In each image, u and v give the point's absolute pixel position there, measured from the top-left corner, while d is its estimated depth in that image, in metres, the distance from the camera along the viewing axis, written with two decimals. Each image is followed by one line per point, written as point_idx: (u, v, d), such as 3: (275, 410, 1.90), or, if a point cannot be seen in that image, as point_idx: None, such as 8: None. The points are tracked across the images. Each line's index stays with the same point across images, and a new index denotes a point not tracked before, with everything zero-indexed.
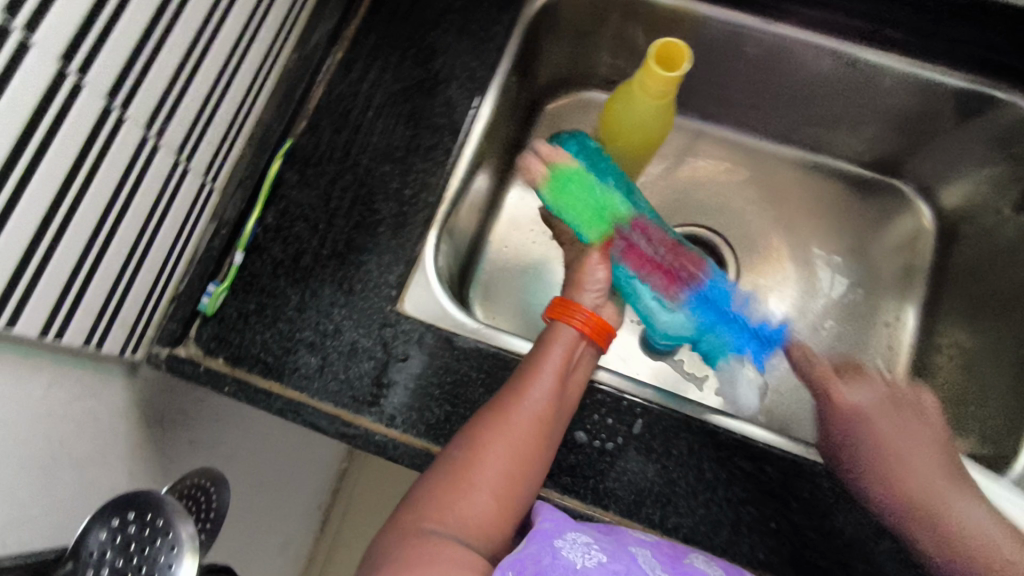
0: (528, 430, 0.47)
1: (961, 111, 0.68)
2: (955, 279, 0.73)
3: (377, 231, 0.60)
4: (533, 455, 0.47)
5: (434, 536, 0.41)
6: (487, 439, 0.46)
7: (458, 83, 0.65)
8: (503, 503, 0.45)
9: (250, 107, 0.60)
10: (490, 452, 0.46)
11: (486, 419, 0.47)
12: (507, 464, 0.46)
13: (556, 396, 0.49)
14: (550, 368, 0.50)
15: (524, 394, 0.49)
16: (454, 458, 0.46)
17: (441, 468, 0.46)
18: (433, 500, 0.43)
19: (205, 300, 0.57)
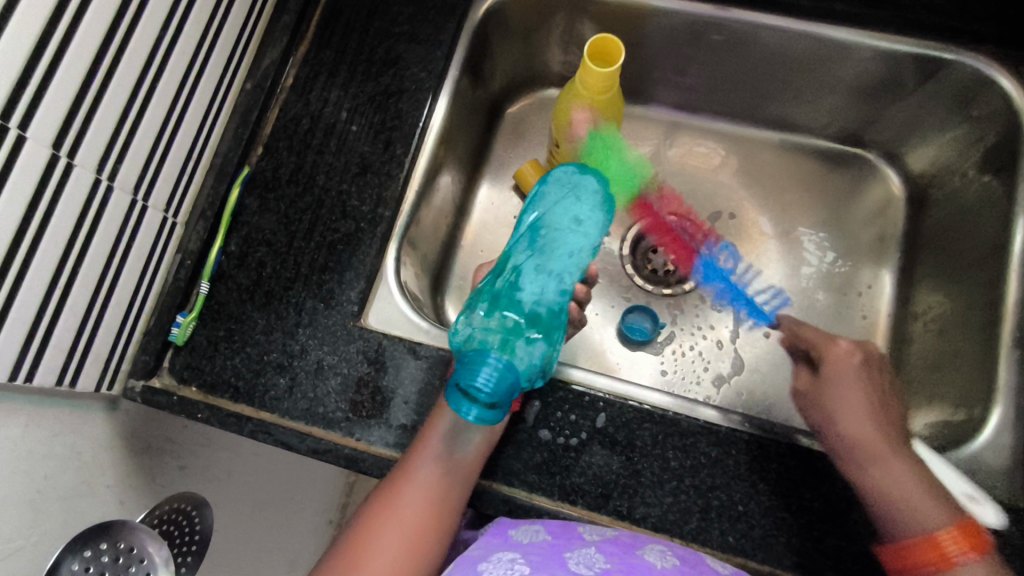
0: (413, 521, 0.50)
1: (917, 76, 0.67)
2: (927, 245, 0.73)
3: (338, 249, 0.61)
4: (427, 534, 0.50)
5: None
6: (375, 532, 0.50)
7: (408, 96, 0.65)
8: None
9: (204, 137, 0.61)
10: (375, 551, 0.49)
11: (376, 510, 0.51)
12: (395, 558, 0.49)
13: (441, 478, 0.51)
14: (428, 454, 0.51)
15: (408, 479, 0.51)
16: (345, 552, 0.50)
17: (335, 557, 0.50)
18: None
19: (175, 330, 0.58)
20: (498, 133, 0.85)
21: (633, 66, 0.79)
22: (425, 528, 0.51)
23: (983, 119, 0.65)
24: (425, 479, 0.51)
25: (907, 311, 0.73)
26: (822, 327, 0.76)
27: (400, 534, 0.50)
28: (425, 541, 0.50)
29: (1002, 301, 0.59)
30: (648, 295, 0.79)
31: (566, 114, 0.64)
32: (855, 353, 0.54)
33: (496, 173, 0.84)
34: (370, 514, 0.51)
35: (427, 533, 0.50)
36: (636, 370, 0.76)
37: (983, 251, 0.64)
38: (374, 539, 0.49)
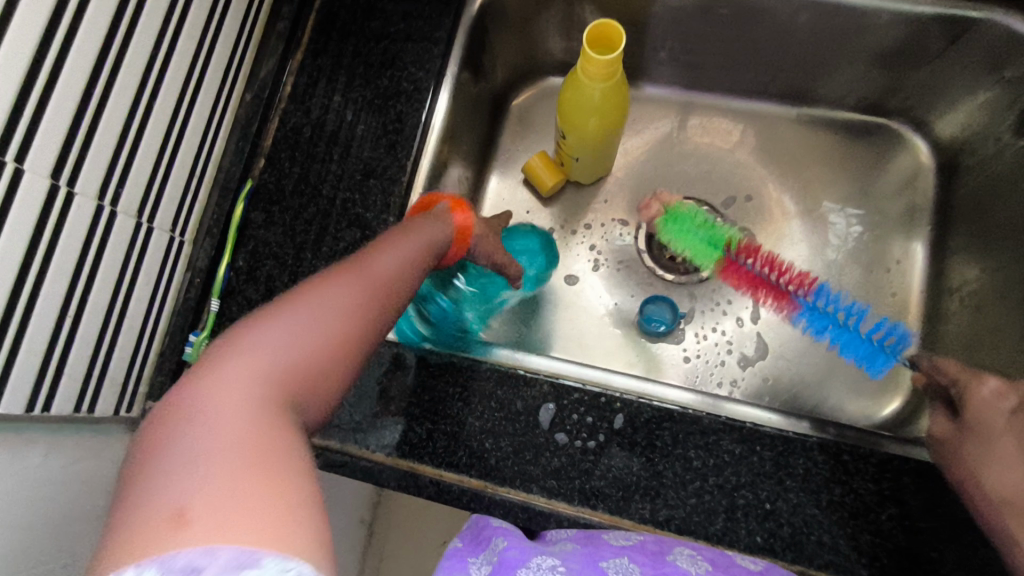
0: (363, 286, 0.42)
1: (941, 37, 0.63)
2: (960, 216, 0.69)
3: (345, 258, 0.60)
4: (364, 316, 0.41)
5: (225, 397, 0.33)
6: (313, 291, 0.40)
7: (407, 97, 0.64)
8: (332, 368, 0.39)
9: (207, 152, 0.61)
10: (298, 311, 0.39)
11: (314, 278, 0.42)
12: (339, 318, 0.40)
13: (408, 270, 0.47)
14: (401, 250, 0.47)
15: (366, 260, 0.45)
16: (251, 319, 0.38)
17: (247, 324, 0.38)
18: (227, 357, 0.36)
19: (188, 350, 0.60)
20: (504, 127, 0.83)
21: (640, 48, 0.76)
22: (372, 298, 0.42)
23: (1016, 79, 0.61)
24: (390, 261, 0.46)
25: (942, 287, 0.69)
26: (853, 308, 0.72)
27: (351, 285, 0.42)
28: (362, 343, 0.41)
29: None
30: (667, 285, 0.77)
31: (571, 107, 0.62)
32: (1009, 396, 0.46)
33: (504, 168, 0.82)
34: (314, 278, 0.42)
35: (375, 308, 0.42)
36: (659, 362, 0.74)
37: None
38: (308, 299, 0.40)
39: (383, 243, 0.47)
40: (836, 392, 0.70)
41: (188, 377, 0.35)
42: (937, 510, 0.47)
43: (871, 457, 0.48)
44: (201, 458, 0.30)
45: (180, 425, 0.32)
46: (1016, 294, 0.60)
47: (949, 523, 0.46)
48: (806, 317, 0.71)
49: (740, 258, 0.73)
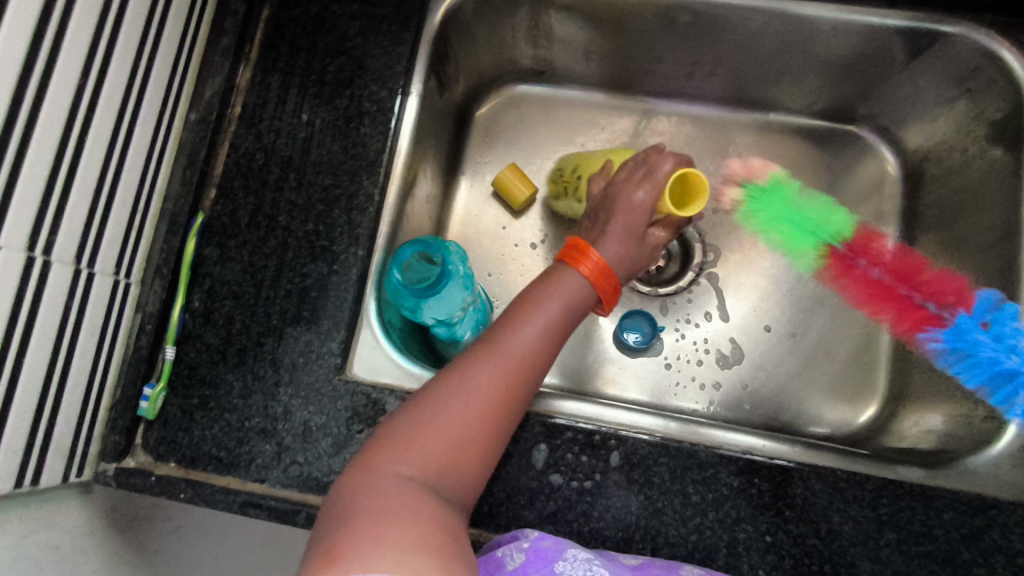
0: (502, 366, 0.47)
1: (908, 48, 0.63)
2: (927, 223, 0.70)
3: (312, 296, 0.55)
4: (511, 396, 0.47)
5: (391, 484, 0.41)
6: (463, 378, 0.46)
7: (371, 119, 0.59)
8: (470, 457, 0.44)
9: (149, 184, 0.56)
10: (455, 411, 0.45)
11: (460, 365, 0.47)
12: (479, 415, 0.45)
13: (547, 333, 0.50)
14: (546, 310, 0.50)
15: (511, 332, 0.49)
16: (415, 409, 0.45)
17: (408, 413, 0.45)
18: (394, 446, 0.43)
19: (143, 405, 0.53)
20: (469, 139, 0.79)
21: (609, 57, 0.74)
22: (514, 385, 0.47)
23: (984, 92, 0.62)
24: (531, 332, 0.49)
25: None
26: (828, 319, 0.73)
27: (492, 368, 0.46)
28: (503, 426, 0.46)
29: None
30: (643, 298, 0.76)
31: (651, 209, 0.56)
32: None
33: (472, 184, 0.79)
34: (460, 361, 0.48)
35: (511, 395, 0.47)
36: (639, 377, 0.72)
37: (990, 234, 0.61)
38: (460, 393, 0.45)
39: (528, 306, 0.51)
40: (814, 401, 0.70)
41: (359, 463, 0.43)
42: (932, 532, 0.47)
43: (866, 483, 0.49)
44: (371, 521, 0.37)
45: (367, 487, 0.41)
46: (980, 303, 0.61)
47: (943, 545, 0.47)
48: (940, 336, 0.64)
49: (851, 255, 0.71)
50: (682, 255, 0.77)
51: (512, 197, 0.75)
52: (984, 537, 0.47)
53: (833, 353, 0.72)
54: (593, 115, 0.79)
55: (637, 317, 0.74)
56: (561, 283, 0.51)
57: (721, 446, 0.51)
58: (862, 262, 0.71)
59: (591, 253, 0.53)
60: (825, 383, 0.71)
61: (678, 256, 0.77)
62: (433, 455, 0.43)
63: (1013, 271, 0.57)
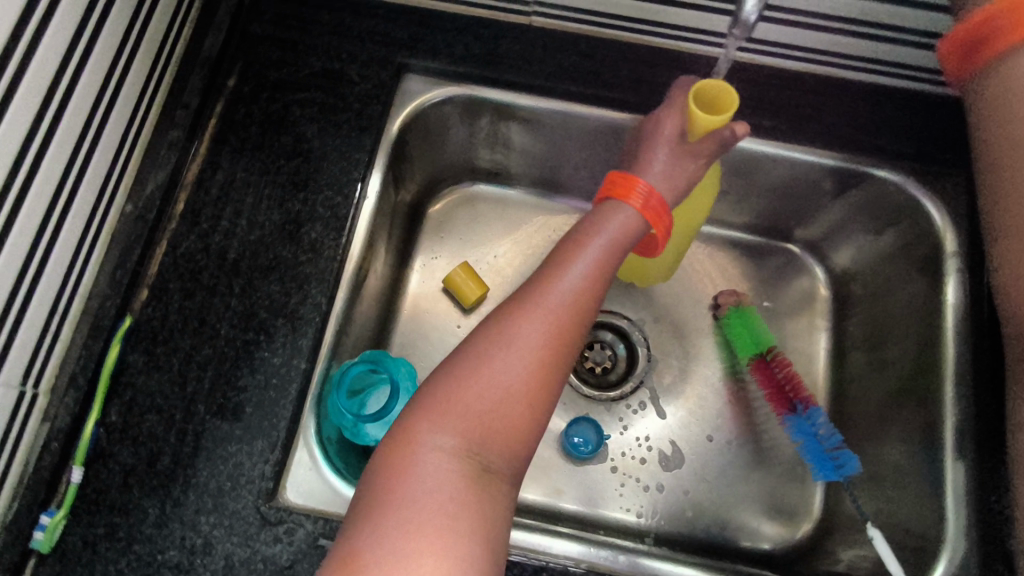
0: (542, 316, 0.46)
1: (839, 184, 0.68)
2: (855, 342, 0.74)
3: (246, 412, 0.52)
4: (560, 349, 0.46)
5: (431, 448, 0.41)
6: (506, 331, 0.45)
7: (322, 224, 0.57)
8: (518, 419, 0.44)
9: (72, 285, 0.51)
10: (499, 366, 0.44)
11: (497, 319, 0.46)
12: (528, 371, 0.44)
13: (586, 282, 0.49)
14: (584, 258, 0.50)
15: (552, 283, 0.48)
16: (457, 363, 0.45)
17: (449, 370, 0.44)
18: (434, 409, 0.43)
19: (38, 536, 0.47)
20: (421, 233, 0.79)
21: (563, 168, 0.76)
22: (561, 337, 0.46)
23: (908, 229, 0.66)
24: (571, 281, 0.48)
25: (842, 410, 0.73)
26: (766, 431, 0.74)
27: (532, 319, 0.46)
28: (549, 382, 0.45)
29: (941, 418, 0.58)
30: (589, 402, 0.76)
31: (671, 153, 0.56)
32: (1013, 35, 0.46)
33: (422, 278, 0.77)
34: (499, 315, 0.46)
35: (560, 346, 0.46)
36: (584, 486, 0.71)
37: (913, 364, 0.64)
38: (504, 347, 0.45)
39: (567, 255, 0.50)
40: (753, 516, 0.71)
41: (399, 428, 0.43)
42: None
43: None
44: (405, 520, 0.38)
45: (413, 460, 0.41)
46: (900, 424, 0.64)
47: None
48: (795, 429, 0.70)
49: (774, 367, 0.73)
50: (627, 359, 0.78)
51: (461, 294, 0.74)
52: None
53: (771, 464, 0.73)
54: (546, 217, 0.81)
55: (581, 423, 0.73)
56: (605, 218, 0.52)
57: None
58: (780, 373, 0.72)
59: (639, 185, 0.53)
60: (763, 497, 0.71)
61: (623, 361, 0.78)
62: (478, 412, 0.43)
63: (934, 402, 0.59)
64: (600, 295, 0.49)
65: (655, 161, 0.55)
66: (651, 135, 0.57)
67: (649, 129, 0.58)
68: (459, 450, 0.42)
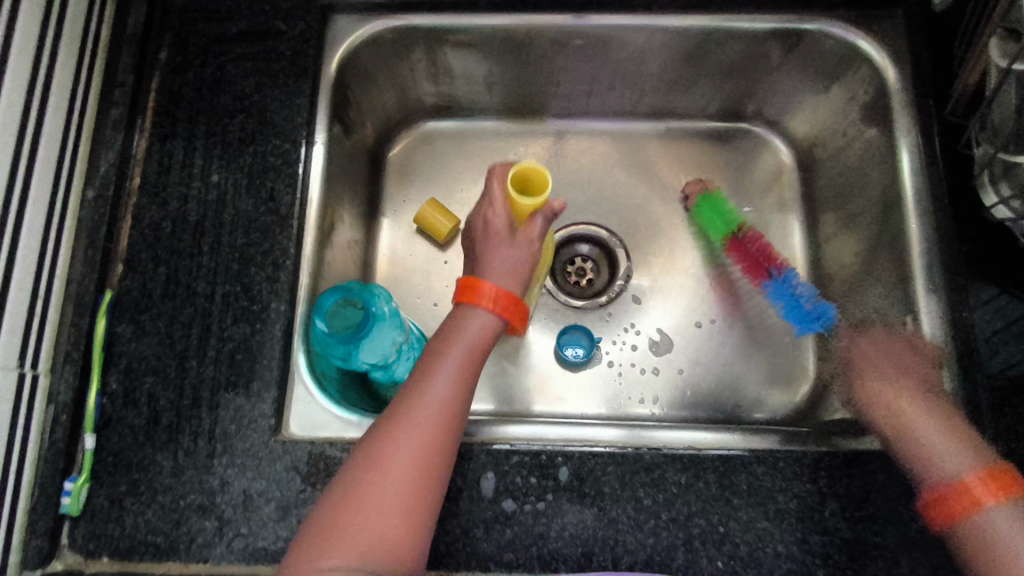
0: (425, 420, 0.45)
1: (780, 47, 0.68)
2: (827, 204, 0.74)
3: (236, 359, 0.54)
4: (428, 464, 0.44)
5: (325, 573, 0.39)
6: (381, 448, 0.43)
7: (277, 172, 0.58)
8: (403, 530, 0.41)
9: (48, 269, 0.53)
10: (377, 494, 0.42)
11: (378, 425, 0.45)
12: (405, 490, 0.42)
13: (461, 366, 0.48)
14: (456, 346, 0.49)
15: (420, 389, 0.46)
16: (339, 490, 0.43)
17: (336, 487, 0.43)
18: (320, 538, 0.40)
19: (65, 501, 0.50)
20: (385, 179, 0.80)
21: (508, 86, 0.76)
22: (438, 445, 0.44)
23: (852, 79, 0.66)
24: (441, 386, 0.47)
25: (822, 272, 0.74)
26: (753, 306, 0.76)
27: (413, 418, 0.44)
28: (432, 485, 0.43)
29: (909, 250, 0.58)
30: (577, 313, 0.77)
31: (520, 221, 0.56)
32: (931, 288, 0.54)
33: (394, 221, 0.79)
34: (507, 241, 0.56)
35: (433, 461, 0.44)
36: (583, 390, 0.74)
37: (880, 207, 0.64)
38: (377, 471, 0.42)
39: (435, 346, 0.50)
40: (752, 389, 0.73)
41: (291, 559, 0.40)
42: (867, 498, 0.49)
43: (804, 457, 0.50)
44: None
45: None
46: (876, 269, 0.65)
47: (884, 506, 0.49)
48: (774, 290, 0.74)
49: (746, 241, 0.76)
50: (608, 267, 0.79)
51: (435, 229, 0.76)
52: None
53: (760, 339, 0.75)
54: (503, 144, 0.82)
55: (571, 329, 0.75)
56: (461, 322, 0.51)
57: (664, 445, 0.52)
58: (753, 244, 0.76)
59: (484, 285, 0.52)
60: (761, 373, 0.73)
61: (603, 270, 0.79)
62: (376, 539, 0.41)
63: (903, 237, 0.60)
64: (477, 376, 0.49)
65: (497, 257, 0.55)
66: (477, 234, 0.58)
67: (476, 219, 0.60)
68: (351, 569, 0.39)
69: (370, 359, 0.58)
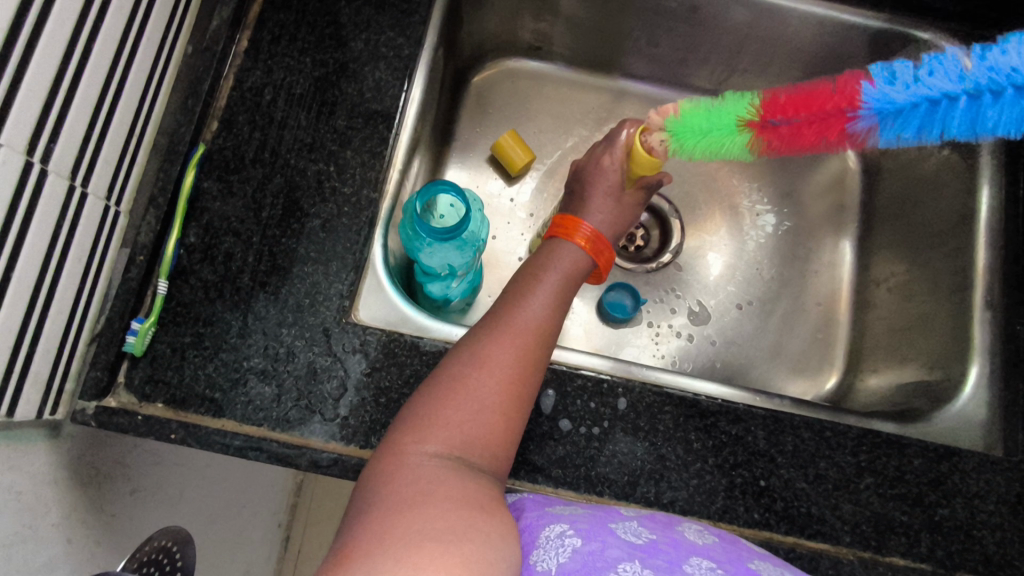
0: (516, 346, 0.46)
1: (879, 51, 0.70)
2: (883, 215, 0.76)
3: (319, 237, 0.54)
4: (524, 370, 0.45)
5: (425, 463, 0.40)
6: (480, 348, 0.45)
7: (386, 64, 0.59)
8: (497, 425, 0.43)
9: (147, 109, 0.52)
10: (476, 387, 0.43)
11: (471, 343, 0.46)
12: (502, 389, 0.44)
13: (549, 306, 0.50)
14: (544, 287, 0.50)
15: (518, 305, 0.49)
16: (438, 383, 0.44)
17: (430, 391, 0.44)
18: (419, 421, 0.42)
19: (130, 340, 0.50)
20: (463, 106, 0.79)
21: (604, 37, 0.77)
22: (532, 354, 0.46)
23: None
24: (537, 306, 0.49)
25: (866, 278, 0.77)
26: (793, 299, 0.78)
27: (507, 339, 0.46)
28: (524, 390, 0.45)
29: None
30: (625, 273, 0.78)
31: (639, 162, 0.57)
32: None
33: (463, 149, 0.79)
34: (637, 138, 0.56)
35: (528, 367, 0.45)
36: (620, 346, 0.75)
37: (947, 222, 0.66)
38: (476, 367, 0.44)
39: (526, 285, 0.51)
40: (781, 376, 0.75)
41: (385, 449, 0.41)
42: (899, 477, 0.52)
43: (849, 431, 0.53)
44: (394, 511, 0.36)
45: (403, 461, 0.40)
46: (927, 280, 0.67)
47: (915, 487, 0.52)
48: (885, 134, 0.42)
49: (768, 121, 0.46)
50: (661, 236, 0.80)
51: (506, 163, 0.77)
52: (948, 480, 0.52)
53: (795, 330, 0.77)
54: (582, 95, 0.82)
55: (618, 286, 0.76)
56: (555, 255, 0.54)
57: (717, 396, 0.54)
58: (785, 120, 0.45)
59: (581, 225, 0.56)
60: (791, 362, 0.75)
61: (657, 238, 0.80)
62: (471, 441, 0.42)
63: (966, 251, 0.62)
64: (561, 320, 0.51)
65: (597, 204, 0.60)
66: (593, 176, 0.61)
67: (593, 162, 0.62)
68: (448, 465, 0.40)
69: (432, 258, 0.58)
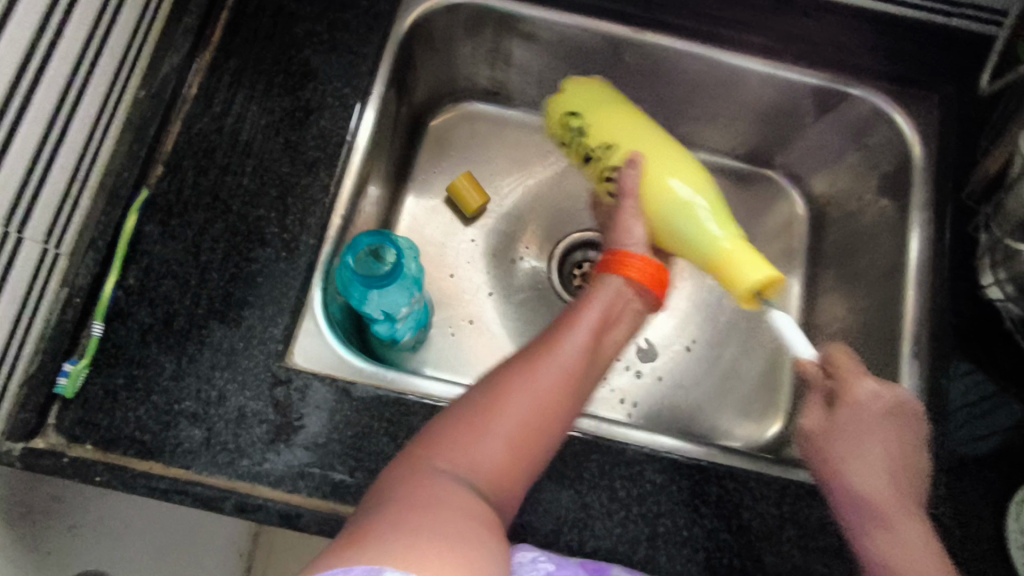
0: (544, 383, 0.47)
1: (819, 105, 0.71)
2: (830, 261, 0.77)
3: (255, 281, 0.55)
4: (553, 408, 0.47)
5: (443, 478, 0.41)
6: (507, 381, 0.47)
7: (332, 112, 0.60)
8: (510, 459, 0.44)
9: (92, 154, 0.53)
10: (494, 422, 0.45)
11: (503, 375, 0.47)
12: (521, 425, 0.45)
13: (584, 351, 0.50)
14: (581, 329, 0.51)
15: (551, 345, 0.50)
16: (466, 409, 0.46)
17: (447, 418, 0.45)
18: (438, 443, 0.43)
19: (62, 381, 0.51)
20: (420, 147, 0.82)
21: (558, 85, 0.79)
22: (561, 394, 0.48)
23: (877, 149, 0.71)
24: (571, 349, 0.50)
25: (812, 322, 0.77)
26: (742, 342, 0.79)
27: (534, 373, 0.47)
28: (546, 429, 0.46)
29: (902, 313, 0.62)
30: None
31: (646, 212, 0.60)
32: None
33: (419, 188, 0.81)
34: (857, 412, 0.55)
35: (553, 408, 0.47)
36: None
37: (884, 272, 0.67)
38: (496, 400, 0.46)
39: (562, 326, 0.52)
40: (727, 417, 0.76)
41: (401, 464, 0.42)
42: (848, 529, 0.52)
43: (773, 482, 0.53)
44: (400, 515, 0.37)
45: (420, 474, 0.41)
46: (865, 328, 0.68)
47: (836, 540, 0.52)
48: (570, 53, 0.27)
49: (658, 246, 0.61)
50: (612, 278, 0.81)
51: (462, 200, 0.78)
52: None
53: (742, 372, 0.78)
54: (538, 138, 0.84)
55: None
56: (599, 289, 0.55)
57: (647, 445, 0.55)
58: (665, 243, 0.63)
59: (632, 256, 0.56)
60: (737, 405, 0.76)
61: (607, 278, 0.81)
62: (489, 465, 0.43)
63: (898, 301, 0.64)
64: (591, 366, 0.51)
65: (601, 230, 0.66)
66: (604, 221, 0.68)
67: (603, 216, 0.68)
68: (459, 485, 0.41)
69: (377, 303, 0.60)
